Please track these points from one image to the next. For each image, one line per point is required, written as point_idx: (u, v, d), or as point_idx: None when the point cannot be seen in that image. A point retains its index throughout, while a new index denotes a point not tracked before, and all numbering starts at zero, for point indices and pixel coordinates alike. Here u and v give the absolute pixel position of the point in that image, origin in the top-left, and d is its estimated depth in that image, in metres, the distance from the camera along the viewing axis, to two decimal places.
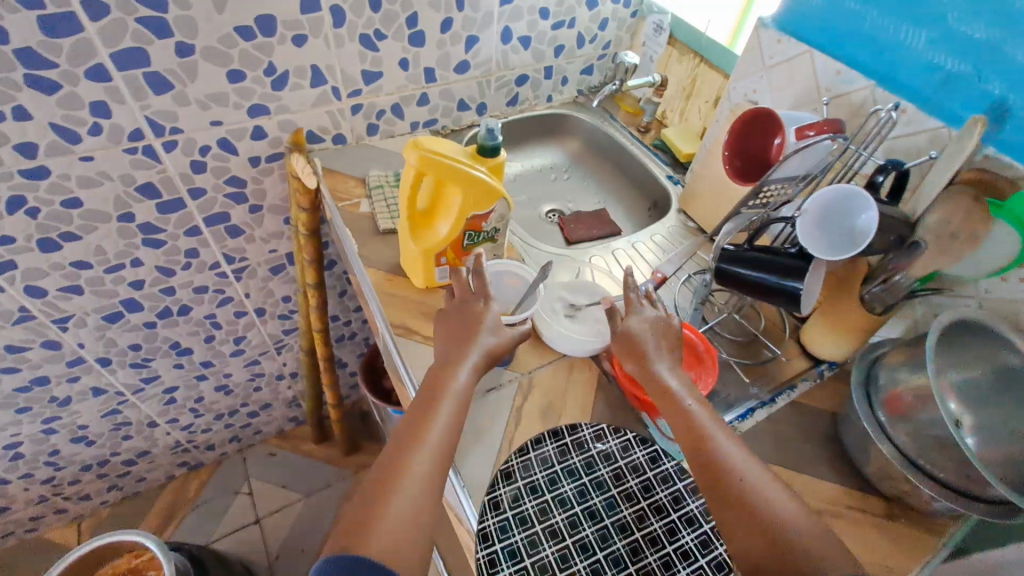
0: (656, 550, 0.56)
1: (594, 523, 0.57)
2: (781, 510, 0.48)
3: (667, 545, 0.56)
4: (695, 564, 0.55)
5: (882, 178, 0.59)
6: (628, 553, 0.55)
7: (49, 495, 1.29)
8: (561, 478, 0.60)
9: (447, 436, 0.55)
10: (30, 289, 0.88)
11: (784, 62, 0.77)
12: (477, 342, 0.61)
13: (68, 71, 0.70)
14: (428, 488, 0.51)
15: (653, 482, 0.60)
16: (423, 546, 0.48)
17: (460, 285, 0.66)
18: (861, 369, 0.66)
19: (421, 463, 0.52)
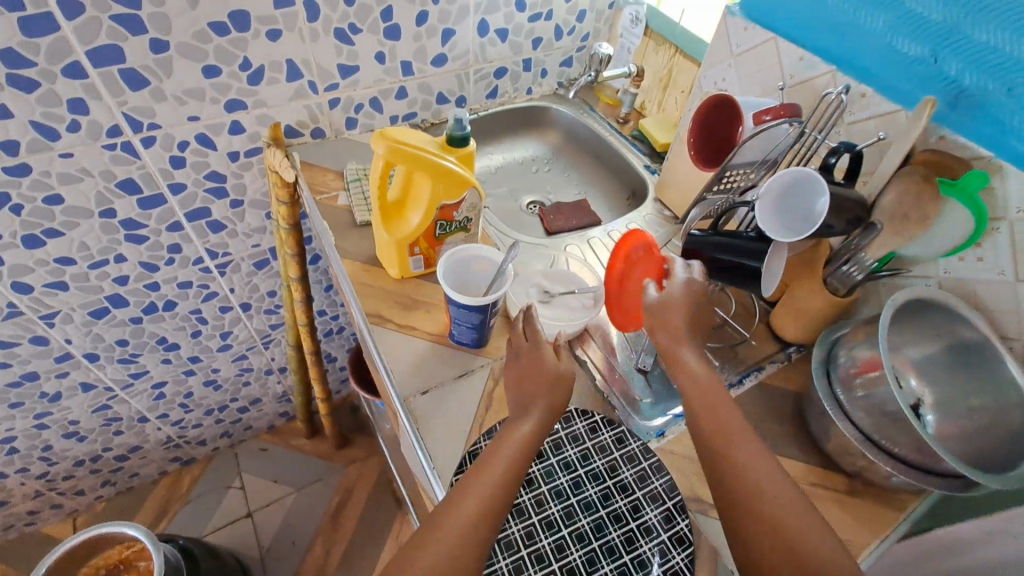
0: (619, 526, 0.57)
1: (560, 502, 0.59)
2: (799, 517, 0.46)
3: (631, 522, 0.58)
4: (657, 539, 0.57)
5: (835, 160, 0.59)
6: (592, 530, 0.57)
7: (43, 491, 1.31)
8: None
9: (516, 462, 0.52)
10: (16, 285, 0.90)
11: (751, 49, 0.78)
12: (550, 383, 0.58)
13: (46, 69, 0.71)
14: (483, 524, 0.47)
15: (619, 462, 0.62)
16: None
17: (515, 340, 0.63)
18: (823, 348, 0.68)
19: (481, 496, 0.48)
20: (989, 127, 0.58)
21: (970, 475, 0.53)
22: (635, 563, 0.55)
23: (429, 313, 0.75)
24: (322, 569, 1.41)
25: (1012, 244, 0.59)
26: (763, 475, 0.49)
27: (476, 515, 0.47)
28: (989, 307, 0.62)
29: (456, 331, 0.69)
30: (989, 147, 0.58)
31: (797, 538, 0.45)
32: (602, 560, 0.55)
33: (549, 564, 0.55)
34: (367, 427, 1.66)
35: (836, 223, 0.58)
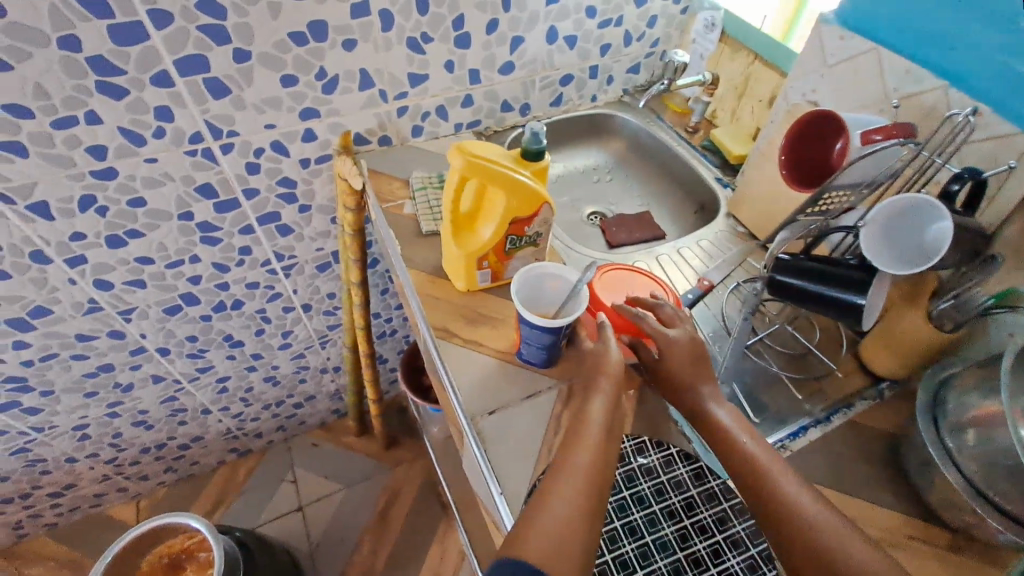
0: (699, 571, 0.55)
1: (634, 539, 0.56)
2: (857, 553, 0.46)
3: (712, 567, 0.55)
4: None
5: (958, 187, 0.54)
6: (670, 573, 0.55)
7: (112, 474, 1.39)
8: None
9: (597, 448, 0.54)
10: (99, 282, 0.94)
11: (846, 61, 0.73)
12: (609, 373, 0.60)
13: (135, 78, 0.74)
14: (580, 510, 0.50)
15: (697, 500, 0.59)
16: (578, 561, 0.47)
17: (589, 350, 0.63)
18: (929, 392, 0.62)
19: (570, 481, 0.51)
20: None
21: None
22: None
23: (495, 329, 0.73)
24: (368, 568, 1.43)
25: None
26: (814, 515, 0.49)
27: (575, 502, 0.50)
28: None
29: (525, 350, 0.67)
30: None
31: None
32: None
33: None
34: (415, 429, 1.68)
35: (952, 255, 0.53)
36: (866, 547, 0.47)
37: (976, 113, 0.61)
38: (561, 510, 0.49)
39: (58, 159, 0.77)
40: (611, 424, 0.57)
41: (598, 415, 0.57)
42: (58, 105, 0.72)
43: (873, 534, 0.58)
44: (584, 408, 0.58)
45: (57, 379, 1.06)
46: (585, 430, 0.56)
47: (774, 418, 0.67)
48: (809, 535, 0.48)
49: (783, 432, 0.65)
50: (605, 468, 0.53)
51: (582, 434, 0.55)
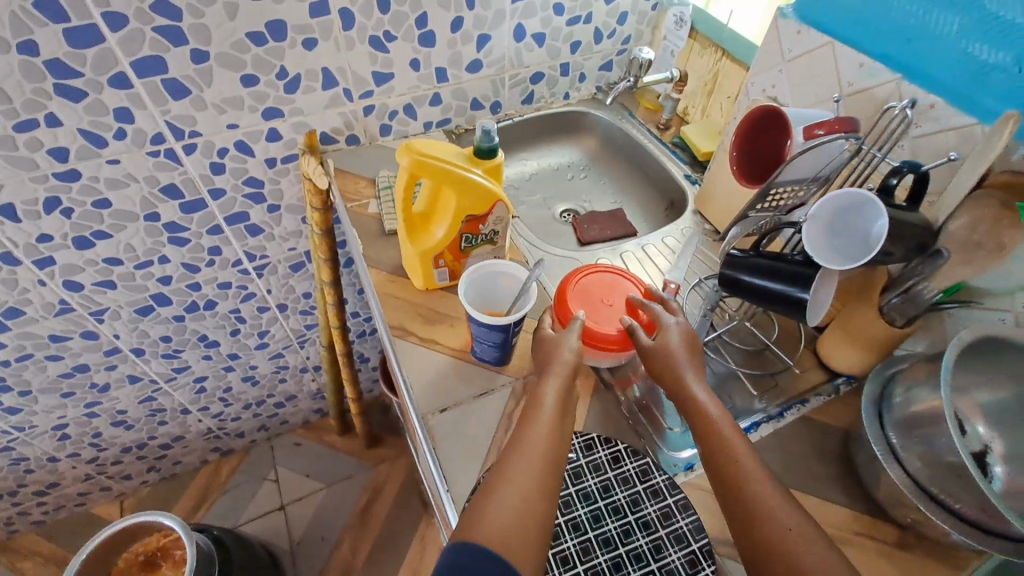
0: (640, 567, 0.55)
1: (577, 536, 0.56)
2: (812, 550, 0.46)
3: (652, 562, 0.55)
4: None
5: (896, 181, 0.53)
6: (610, 569, 0.55)
7: (93, 474, 1.39)
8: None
9: (556, 430, 0.53)
10: (68, 283, 0.94)
11: (804, 54, 0.72)
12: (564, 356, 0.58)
13: (93, 80, 0.74)
14: (538, 494, 0.49)
15: (642, 496, 0.58)
16: (535, 547, 0.46)
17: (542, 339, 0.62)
18: (876, 382, 0.63)
19: (528, 465, 0.50)
20: None
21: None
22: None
23: (453, 327, 0.73)
24: (348, 568, 1.43)
25: None
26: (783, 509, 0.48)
27: (532, 487, 0.49)
28: None
29: (478, 348, 0.67)
30: None
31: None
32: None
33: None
34: (398, 428, 1.68)
35: (897, 250, 0.53)
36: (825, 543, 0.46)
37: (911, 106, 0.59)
38: (516, 497, 0.48)
39: (20, 161, 0.77)
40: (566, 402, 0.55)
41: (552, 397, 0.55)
42: (18, 108, 0.73)
43: None
44: (539, 387, 0.56)
45: (33, 380, 1.07)
46: (540, 411, 0.54)
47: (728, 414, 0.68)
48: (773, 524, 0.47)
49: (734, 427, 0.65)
50: (559, 450, 0.52)
51: (537, 416, 0.54)
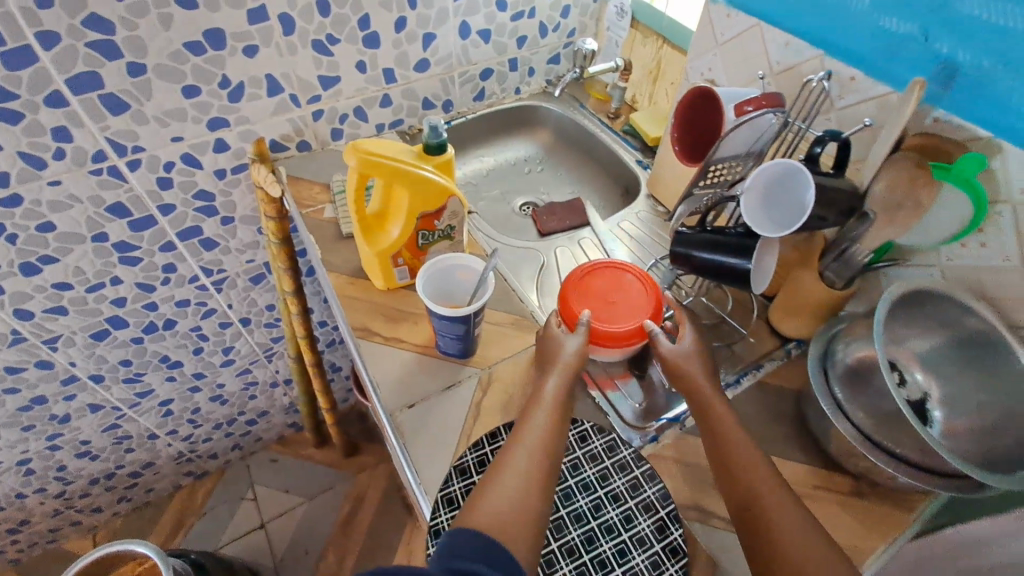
0: (612, 539, 0.56)
1: (550, 514, 0.57)
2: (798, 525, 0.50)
3: (623, 533, 0.56)
4: (650, 550, 0.55)
5: (820, 149, 0.56)
6: (583, 543, 0.56)
7: (62, 509, 1.35)
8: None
9: (550, 422, 0.57)
10: (18, 312, 0.91)
11: (735, 37, 0.75)
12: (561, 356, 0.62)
13: (28, 100, 0.72)
14: (533, 483, 0.52)
15: (610, 471, 0.60)
16: (530, 532, 0.50)
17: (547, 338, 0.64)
18: (820, 344, 0.65)
19: (523, 456, 0.54)
20: (987, 107, 0.54)
21: (981, 480, 0.50)
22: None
23: (416, 324, 0.74)
24: None
25: (1017, 229, 0.55)
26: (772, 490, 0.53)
27: (527, 477, 0.52)
28: (1000, 298, 0.58)
29: (442, 342, 0.68)
30: (986, 127, 0.54)
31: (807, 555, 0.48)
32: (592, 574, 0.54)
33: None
34: (375, 434, 1.66)
35: (830, 215, 0.56)
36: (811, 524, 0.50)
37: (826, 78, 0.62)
38: (516, 487, 0.51)
39: None
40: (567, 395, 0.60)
41: (554, 394, 0.59)
42: None
43: None
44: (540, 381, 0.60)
45: None
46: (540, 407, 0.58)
47: None
48: (767, 509, 0.52)
49: None
50: (556, 444, 0.56)
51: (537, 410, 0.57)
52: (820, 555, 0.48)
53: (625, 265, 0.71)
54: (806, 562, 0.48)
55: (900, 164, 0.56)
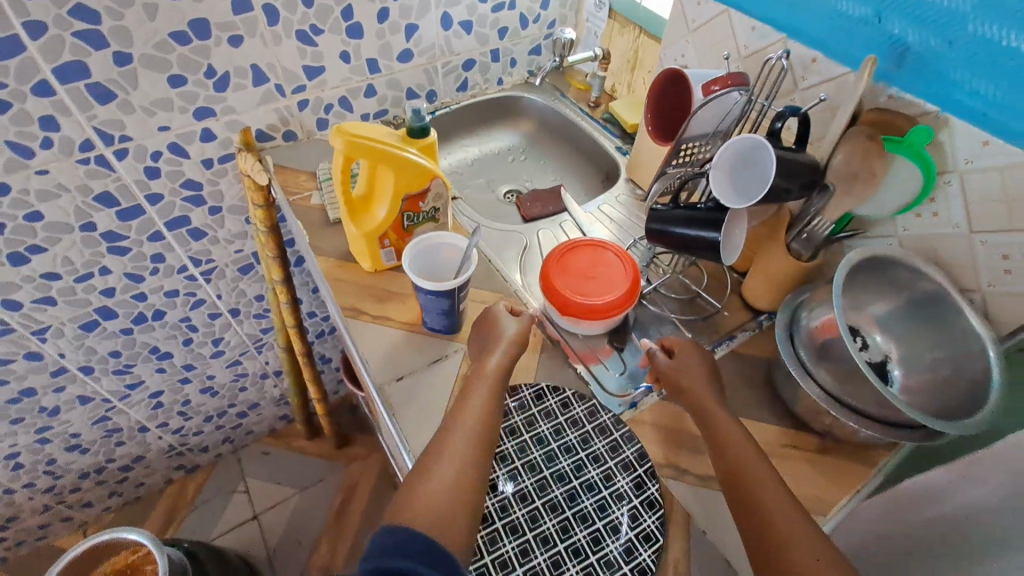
0: (593, 495, 0.59)
1: (533, 475, 0.60)
2: (793, 525, 0.50)
3: (603, 490, 0.59)
4: (629, 504, 0.58)
5: (781, 124, 0.59)
6: (565, 500, 0.58)
7: (52, 504, 1.35)
8: (502, 438, 0.63)
9: (485, 406, 0.59)
10: (5, 303, 0.92)
11: (705, 23, 0.79)
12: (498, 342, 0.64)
13: (16, 89, 0.73)
14: (470, 468, 0.54)
15: (591, 434, 0.63)
16: (466, 515, 0.51)
17: (486, 323, 0.67)
18: (788, 310, 0.69)
19: (461, 443, 0.55)
20: (934, 82, 0.58)
21: (929, 425, 0.54)
22: (608, 529, 0.57)
23: (403, 303, 0.76)
24: (329, 567, 1.44)
25: (963, 197, 0.59)
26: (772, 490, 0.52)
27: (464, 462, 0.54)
28: (950, 262, 0.62)
29: (428, 318, 0.70)
30: (934, 102, 0.58)
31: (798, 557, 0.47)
32: (575, 528, 0.57)
33: (523, 535, 0.56)
34: (366, 425, 1.68)
35: (794, 186, 0.59)
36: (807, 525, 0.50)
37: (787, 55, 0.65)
38: (452, 471, 0.53)
39: None
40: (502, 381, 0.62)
41: (489, 381, 0.61)
42: None
43: None
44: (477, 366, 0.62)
45: None
46: (477, 393, 0.60)
47: None
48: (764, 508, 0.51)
49: None
50: (492, 428, 0.57)
51: (472, 397, 0.59)
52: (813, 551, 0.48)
53: (602, 243, 0.76)
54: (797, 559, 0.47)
55: (855, 138, 0.59)
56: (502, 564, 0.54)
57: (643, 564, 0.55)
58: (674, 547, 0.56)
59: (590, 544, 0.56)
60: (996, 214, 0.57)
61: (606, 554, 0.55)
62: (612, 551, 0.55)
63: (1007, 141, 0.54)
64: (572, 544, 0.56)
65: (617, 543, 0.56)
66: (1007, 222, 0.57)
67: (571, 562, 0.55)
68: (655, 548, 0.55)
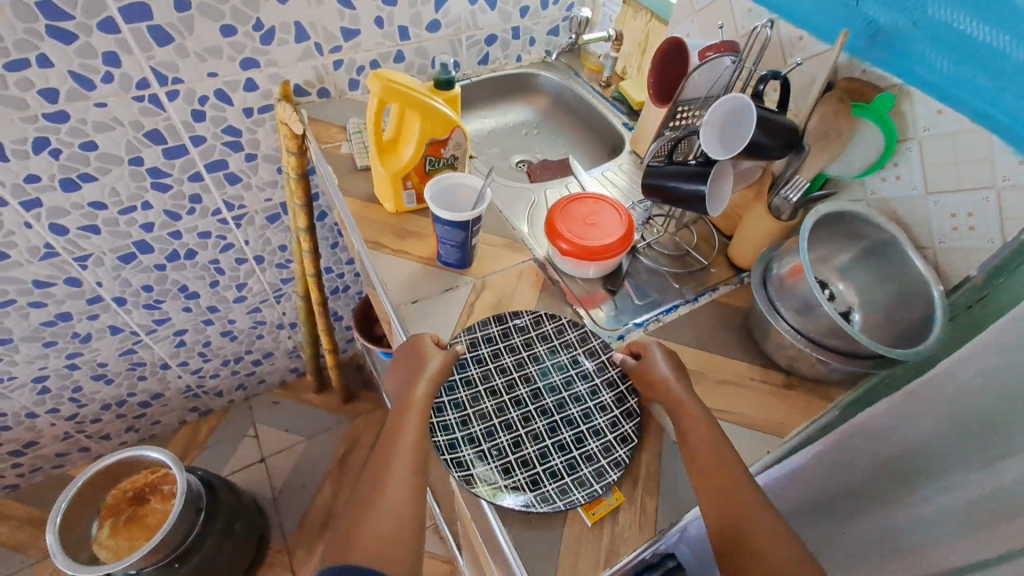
0: (579, 405, 0.67)
1: (529, 386, 0.69)
2: (752, 508, 0.55)
3: (589, 401, 0.68)
4: (610, 414, 0.67)
5: (763, 87, 0.69)
6: (555, 407, 0.67)
7: (72, 433, 1.42)
8: (503, 353, 0.72)
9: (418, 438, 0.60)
10: (54, 226, 1.00)
11: (708, 5, 0.89)
12: (424, 378, 0.65)
13: (83, 23, 0.81)
14: (408, 501, 0.56)
15: (581, 356, 0.72)
16: (407, 549, 0.54)
17: (413, 356, 0.67)
18: (764, 258, 0.77)
19: (399, 479, 0.57)
20: (899, 59, 0.67)
21: (886, 353, 0.63)
22: (590, 431, 0.65)
23: (420, 241, 0.85)
24: (330, 510, 1.52)
25: (921, 159, 0.69)
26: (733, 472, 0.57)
27: (405, 496, 0.56)
28: (909, 221, 0.73)
29: (444, 251, 0.79)
30: (899, 75, 0.68)
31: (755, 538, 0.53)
32: (562, 429, 0.65)
33: (516, 431, 0.64)
34: (372, 383, 1.78)
35: (776, 144, 0.68)
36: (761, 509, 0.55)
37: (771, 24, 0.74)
38: (390, 513, 0.55)
39: (12, 100, 0.84)
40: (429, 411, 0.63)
41: (417, 417, 0.61)
42: (10, 48, 0.79)
43: (721, 376, 0.74)
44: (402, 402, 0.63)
45: (15, 327, 1.12)
46: (408, 425, 0.61)
47: (653, 300, 0.82)
48: (726, 488, 0.56)
49: (657, 310, 0.80)
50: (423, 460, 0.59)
51: (402, 434, 0.60)
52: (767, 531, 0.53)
53: (603, 197, 0.84)
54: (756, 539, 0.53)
55: (827, 102, 0.69)
56: (497, 452, 0.63)
57: (619, 459, 0.63)
58: (649, 448, 0.65)
59: (574, 442, 0.64)
60: (945, 176, 0.67)
61: (587, 451, 0.63)
62: (592, 448, 0.64)
63: (957, 110, 0.64)
64: (559, 441, 0.64)
65: (598, 442, 0.64)
66: (954, 184, 0.67)
67: (557, 455, 0.63)
68: (630, 448, 0.64)
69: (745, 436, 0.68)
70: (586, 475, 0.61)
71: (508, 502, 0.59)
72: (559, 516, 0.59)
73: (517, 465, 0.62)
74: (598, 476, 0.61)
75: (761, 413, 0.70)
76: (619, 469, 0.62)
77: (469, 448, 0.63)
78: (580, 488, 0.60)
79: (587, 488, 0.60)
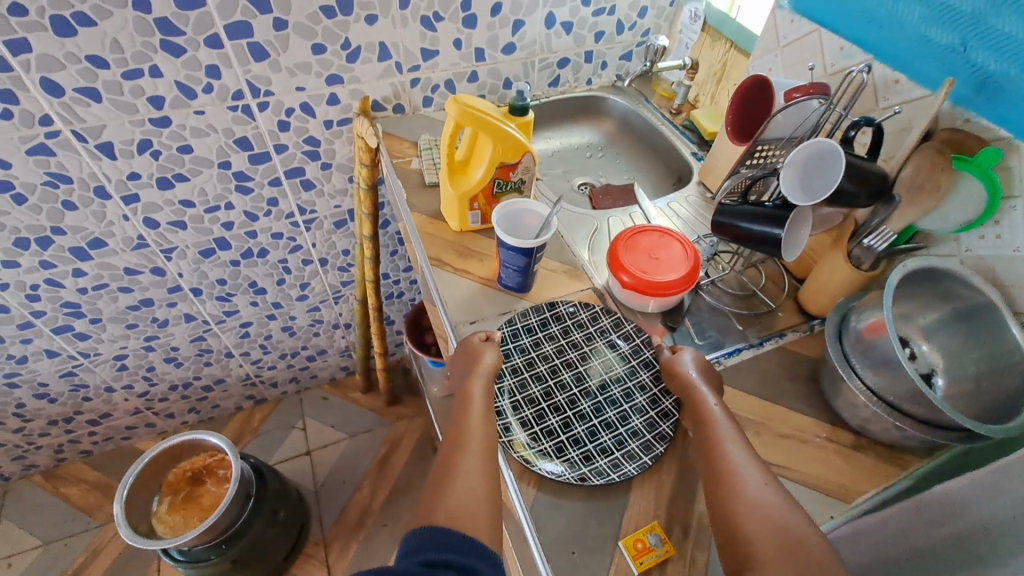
0: (620, 386, 0.71)
1: (572, 370, 0.72)
2: (753, 483, 0.54)
3: (629, 381, 0.72)
4: (650, 393, 0.71)
5: (855, 133, 0.67)
6: (598, 388, 0.71)
7: (142, 409, 1.53)
8: (543, 342, 0.75)
9: (483, 426, 0.62)
10: (148, 220, 1.09)
11: (797, 39, 0.88)
12: (483, 377, 0.66)
13: (192, 38, 0.87)
14: (481, 481, 0.56)
15: (616, 339, 0.76)
16: (485, 524, 0.53)
17: (468, 357, 0.69)
18: (839, 312, 0.74)
19: (469, 462, 0.57)
20: (1011, 111, 0.63)
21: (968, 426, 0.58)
22: (634, 410, 0.69)
23: (482, 261, 0.86)
24: (366, 509, 1.56)
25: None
26: (737, 452, 0.57)
27: (479, 475, 0.56)
28: (1007, 283, 0.67)
29: (505, 275, 0.80)
30: (1009, 128, 0.63)
31: (760, 508, 0.51)
32: (606, 409, 0.69)
33: (564, 413, 0.68)
34: (416, 389, 1.81)
35: (862, 191, 0.65)
36: (769, 485, 0.53)
37: (869, 68, 0.73)
38: (462, 494, 0.54)
39: (124, 106, 0.91)
40: (492, 410, 0.64)
41: (481, 416, 0.62)
42: (128, 58, 0.86)
43: (783, 429, 0.70)
44: (464, 402, 0.64)
45: (104, 309, 1.21)
46: (474, 419, 0.62)
47: (714, 341, 0.79)
48: (728, 465, 0.56)
49: (719, 352, 0.78)
50: (495, 452, 0.60)
51: (471, 427, 0.61)
52: (775, 505, 0.52)
53: (669, 231, 0.83)
54: (758, 509, 0.51)
55: (924, 153, 0.65)
56: (548, 433, 0.66)
57: (664, 433, 0.67)
58: (700, 490, 0.63)
59: (619, 420, 0.68)
60: None
61: (633, 427, 0.67)
62: (637, 425, 0.67)
63: None
64: (605, 420, 0.68)
65: (641, 419, 0.68)
66: None
67: (605, 433, 0.67)
68: (673, 422, 0.68)
69: (805, 495, 0.65)
70: (634, 449, 0.65)
71: (557, 474, 0.63)
72: (605, 562, 0.58)
73: (569, 443, 0.65)
74: (646, 449, 0.65)
75: (826, 474, 0.66)
76: (665, 442, 0.66)
77: (523, 430, 0.66)
78: (630, 461, 0.64)
79: (637, 461, 0.64)
